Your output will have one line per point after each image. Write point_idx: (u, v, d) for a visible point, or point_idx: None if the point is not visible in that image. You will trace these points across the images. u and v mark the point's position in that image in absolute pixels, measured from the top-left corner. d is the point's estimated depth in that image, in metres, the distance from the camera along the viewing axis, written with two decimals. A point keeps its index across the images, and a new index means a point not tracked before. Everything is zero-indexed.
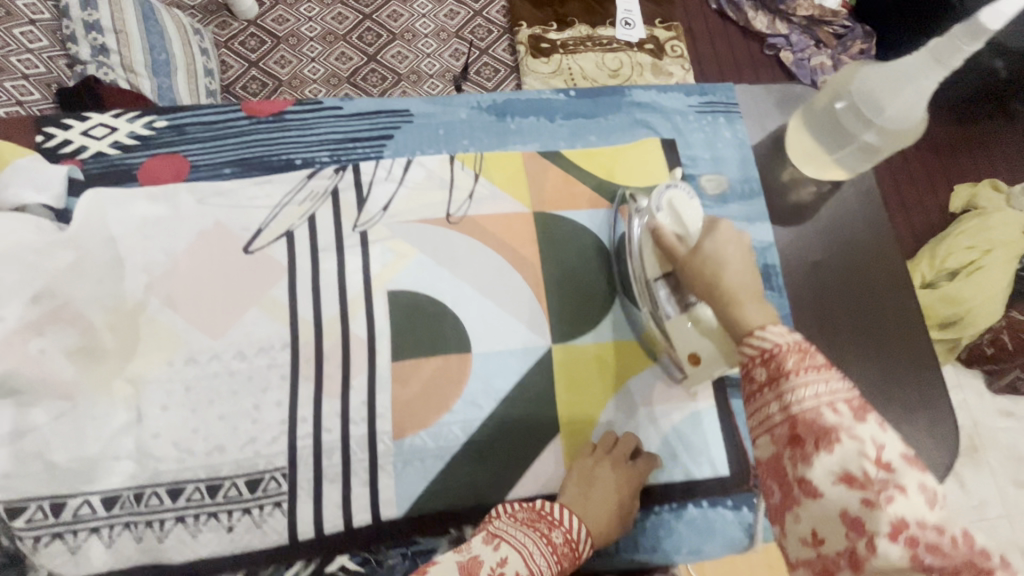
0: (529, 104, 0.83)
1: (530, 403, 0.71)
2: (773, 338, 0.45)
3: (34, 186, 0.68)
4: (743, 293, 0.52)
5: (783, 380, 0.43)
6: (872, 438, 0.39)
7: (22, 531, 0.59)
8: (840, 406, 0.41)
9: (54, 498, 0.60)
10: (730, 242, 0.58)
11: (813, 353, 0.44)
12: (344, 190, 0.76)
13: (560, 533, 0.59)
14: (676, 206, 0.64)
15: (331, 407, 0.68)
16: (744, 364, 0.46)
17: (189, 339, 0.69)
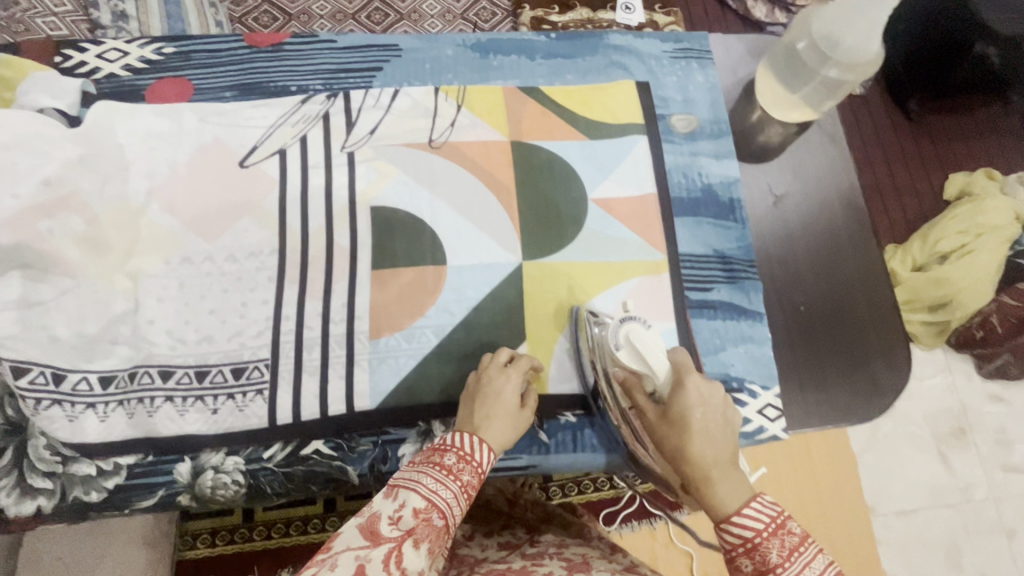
0: (512, 44, 0.88)
1: (500, 314, 0.76)
2: (754, 527, 0.50)
3: (52, 95, 0.74)
4: (716, 469, 0.54)
5: (772, 573, 0.48)
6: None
7: (25, 392, 0.64)
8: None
9: (57, 368, 0.65)
10: (705, 409, 0.56)
11: (790, 537, 0.49)
12: (334, 114, 0.81)
13: (455, 457, 0.59)
14: (635, 346, 0.61)
15: (313, 308, 0.74)
16: (729, 551, 0.51)
17: (185, 241, 0.74)
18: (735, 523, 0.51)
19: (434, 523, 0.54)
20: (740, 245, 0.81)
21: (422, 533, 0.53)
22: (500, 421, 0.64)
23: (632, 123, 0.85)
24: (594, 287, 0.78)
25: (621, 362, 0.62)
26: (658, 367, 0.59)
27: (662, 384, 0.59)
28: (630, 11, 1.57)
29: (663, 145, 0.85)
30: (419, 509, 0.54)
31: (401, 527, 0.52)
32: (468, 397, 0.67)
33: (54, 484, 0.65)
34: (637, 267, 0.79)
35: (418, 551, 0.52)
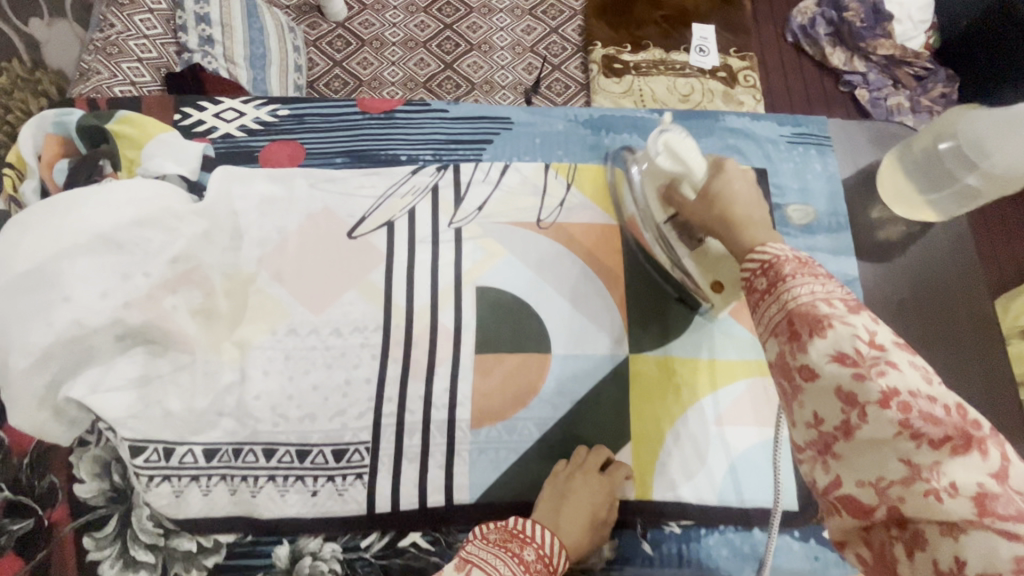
0: (623, 120, 0.86)
1: (603, 410, 0.73)
2: (771, 253, 0.50)
3: (175, 161, 0.75)
4: (752, 221, 0.57)
5: (781, 285, 0.48)
6: (863, 324, 0.43)
7: (140, 468, 0.65)
8: (835, 302, 0.46)
9: (167, 443, 0.65)
10: (735, 178, 0.62)
11: (813, 268, 0.48)
12: (443, 188, 0.80)
13: (533, 552, 0.59)
14: (672, 148, 0.66)
15: (416, 390, 0.72)
16: (748, 278, 0.51)
17: (293, 312, 0.74)
18: (758, 253, 0.52)
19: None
20: None
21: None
22: (578, 524, 0.65)
23: None
24: (703, 386, 0.75)
25: (661, 169, 0.67)
26: (697, 161, 0.65)
27: (700, 177, 0.64)
28: (705, 53, 1.52)
29: (778, 236, 0.81)
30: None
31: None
32: (553, 488, 0.67)
33: (156, 557, 0.65)
34: (745, 369, 0.76)
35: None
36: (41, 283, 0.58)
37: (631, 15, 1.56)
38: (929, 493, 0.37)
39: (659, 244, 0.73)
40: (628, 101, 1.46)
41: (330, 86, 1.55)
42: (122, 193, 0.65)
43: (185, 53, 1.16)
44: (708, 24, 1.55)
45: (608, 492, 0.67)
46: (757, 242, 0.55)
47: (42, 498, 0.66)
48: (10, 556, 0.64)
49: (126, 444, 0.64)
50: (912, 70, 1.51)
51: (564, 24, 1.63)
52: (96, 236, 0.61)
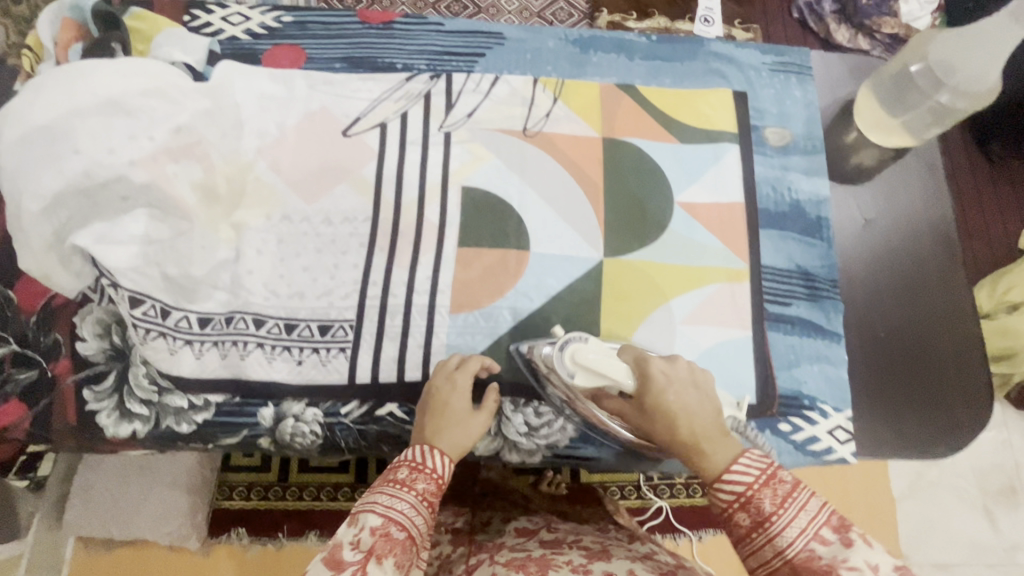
0: (612, 42, 0.89)
1: (576, 306, 0.77)
2: (744, 479, 0.48)
3: (182, 50, 0.79)
4: (706, 437, 0.53)
5: (768, 524, 0.46)
6: (866, 561, 0.42)
7: (137, 321, 0.69)
8: (825, 532, 0.44)
9: (166, 303, 0.70)
10: (679, 386, 0.57)
11: (783, 486, 0.47)
12: (435, 94, 0.84)
13: (408, 469, 0.57)
14: (585, 365, 0.62)
15: (400, 276, 0.76)
16: (724, 511, 0.48)
17: (287, 201, 0.78)
18: (726, 480, 0.49)
19: (396, 536, 0.52)
20: (824, 264, 0.80)
21: (384, 549, 0.50)
22: (453, 430, 0.63)
23: (725, 131, 0.85)
24: (674, 288, 0.78)
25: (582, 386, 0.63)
26: (620, 374, 0.60)
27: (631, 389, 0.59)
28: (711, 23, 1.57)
29: (754, 156, 0.84)
30: (378, 527, 0.51)
31: (364, 548, 0.50)
32: (421, 410, 0.67)
33: (149, 411, 0.70)
34: (711, 275, 0.78)
35: (386, 565, 0.50)
36: (54, 137, 0.62)
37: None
38: None
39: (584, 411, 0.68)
40: None
41: None
42: (130, 69, 0.69)
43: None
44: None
45: (464, 389, 0.67)
46: (715, 471, 0.50)
47: (47, 353, 0.71)
48: (15, 402, 0.69)
49: (127, 294, 0.68)
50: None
51: None
52: (107, 100, 0.65)
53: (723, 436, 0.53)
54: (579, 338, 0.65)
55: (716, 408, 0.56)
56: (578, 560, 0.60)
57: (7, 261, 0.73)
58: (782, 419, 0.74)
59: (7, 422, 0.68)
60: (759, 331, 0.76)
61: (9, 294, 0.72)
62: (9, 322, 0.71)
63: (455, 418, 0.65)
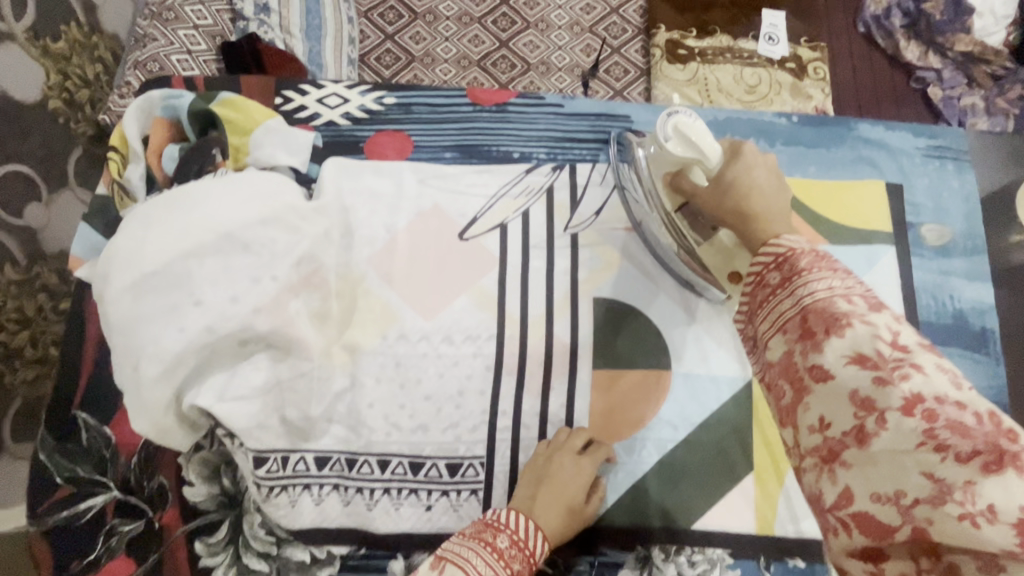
0: (750, 123, 0.80)
1: (726, 435, 0.70)
2: (788, 245, 0.50)
3: (287, 151, 0.70)
4: (772, 212, 0.55)
5: (795, 279, 0.48)
6: (886, 324, 0.42)
7: (262, 479, 0.63)
8: (853, 297, 0.45)
9: (287, 451, 0.64)
10: (755, 166, 0.58)
11: (830, 262, 0.48)
12: (559, 189, 0.76)
13: (509, 540, 0.57)
14: (682, 134, 0.63)
15: (531, 405, 0.69)
16: (757, 272, 0.51)
17: (403, 317, 0.70)
18: (772, 244, 0.51)
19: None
20: (991, 383, 0.73)
21: None
22: (550, 501, 0.62)
23: (880, 230, 0.76)
24: None
25: (670, 156, 0.64)
26: (709, 147, 0.61)
27: (713, 161, 0.60)
28: (774, 43, 1.31)
29: (912, 258, 0.76)
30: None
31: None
32: (533, 476, 0.64)
33: (269, 567, 0.63)
34: None
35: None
36: (170, 283, 0.55)
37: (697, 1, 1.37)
38: (962, 516, 0.36)
39: (671, 232, 0.69)
40: (693, 92, 1.29)
41: (382, 61, 1.41)
42: (242, 190, 0.60)
43: (239, 22, 1.10)
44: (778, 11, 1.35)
45: (586, 475, 0.65)
46: (772, 234, 0.54)
47: (153, 501, 0.64)
48: (122, 558, 0.62)
49: (251, 454, 0.62)
50: (989, 68, 1.30)
51: (624, 3, 1.46)
52: (222, 234, 0.57)
53: (783, 217, 0.56)
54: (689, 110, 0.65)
55: (784, 185, 0.58)
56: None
57: (100, 394, 0.66)
58: None
59: None
60: None
61: (105, 432, 0.65)
62: (109, 465, 0.65)
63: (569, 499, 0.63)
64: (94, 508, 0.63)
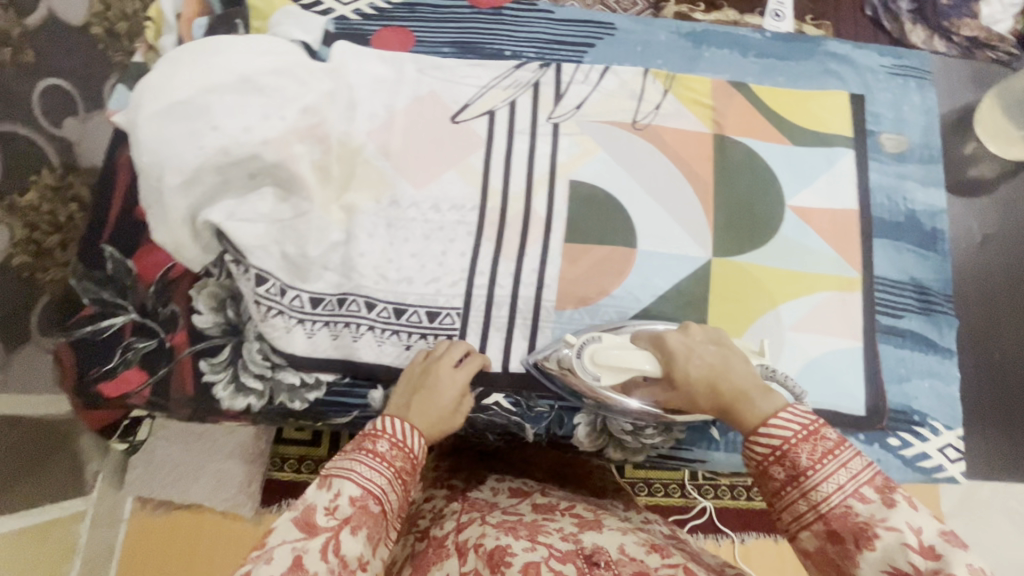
0: (726, 37, 0.87)
1: (684, 306, 0.76)
2: (781, 434, 0.47)
3: (302, 30, 0.79)
4: (750, 387, 0.53)
5: (803, 477, 0.46)
6: (906, 523, 0.41)
7: (261, 298, 0.71)
8: (865, 491, 0.44)
9: (285, 282, 0.71)
10: (699, 347, 0.58)
11: (825, 443, 0.46)
12: (544, 84, 0.83)
13: (388, 443, 0.55)
14: (605, 362, 0.61)
15: (507, 267, 0.76)
16: (758, 464, 0.48)
17: (396, 185, 0.78)
18: (763, 434, 0.48)
19: (372, 510, 0.51)
20: (938, 277, 0.78)
21: (360, 520, 0.50)
22: (426, 404, 0.61)
23: (840, 135, 0.82)
24: (784, 293, 0.77)
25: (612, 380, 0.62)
26: (640, 361, 0.59)
27: (657, 365, 0.59)
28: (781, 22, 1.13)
29: (869, 163, 0.82)
30: (355, 498, 0.50)
31: (338, 517, 0.49)
32: (407, 387, 0.64)
33: (263, 386, 0.71)
34: (819, 284, 0.77)
35: (359, 537, 0.49)
36: (194, 112, 0.64)
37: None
38: None
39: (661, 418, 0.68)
40: None
41: None
42: (261, 47, 0.69)
43: None
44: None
45: (460, 383, 0.65)
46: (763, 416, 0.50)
47: (166, 324, 0.73)
48: (136, 370, 0.71)
49: (253, 272, 0.70)
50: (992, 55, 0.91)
51: None
52: (241, 78, 0.66)
53: (762, 388, 0.53)
54: (595, 338, 0.65)
55: (730, 352, 0.57)
56: (570, 529, 0.56)
57: (127, 232, 0.75)
58: (894, 434, 0.73)
59: (129, 388, 0.70)
60: (870, 343, 0.75)
61: (128, 264, 0.74)
62: (129, 291, 0.73)
63: (444, 404, 0.62)
64: (114, 326, 0.72)
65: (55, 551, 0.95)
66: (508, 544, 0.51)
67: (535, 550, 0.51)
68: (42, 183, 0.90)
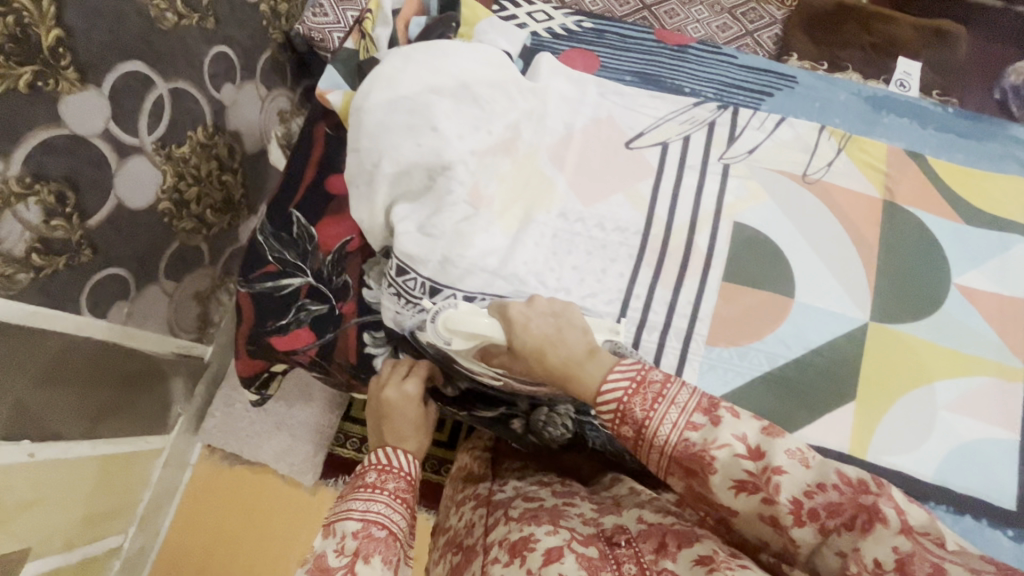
0: (905, 106, 0.88)
1: (836, 364, 0.76)
2: (616, 395, 0.52)
3: (506, 40, 0.83)
4: (576, 356, 0.57)
5: (645, 428, 0.51)
6: (731, 437, 0.49)
7: (410, 295, 0.72)
8: (695, 418, 0.51)
9: (435, 282, 0.71)
10: (536, 315, 0.61)
11: (653, 387, 0.52)
12: (720, 124, 0.85)
13: (376, 472, 0.61)
14: (458, 331, 0.65)
15: (663, 295, 0.78)
16: (613, 429, 0.54)
17: (567, 200, 0.81)
18: (603, 401, 0.53)
19: (378, 535, 0.55)
20: None
21: (370, 548, 0.53)
22: (394, 424, 0.68)
23: (1016, 222, 0.81)
24: (941, 371, 0.75)
25: (467, 346, 0.67)
26: (481, 329, 0.64)
27: (499, 335, 0.63)
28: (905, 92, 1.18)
29: None
30: (359, 531, 0.54)
31: (349, 554, 0.53)
32: (374, 417, 0.70)
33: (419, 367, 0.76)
34: (982, 368, 0.75)
35: (374, 563, 0.53)
36: (414, 107, 0.68)
37: (838, 35, 1.24)
38: None
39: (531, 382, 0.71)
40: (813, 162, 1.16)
41: None
42: (480, 56, 0.73)
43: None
44: (915, 60, 1.21)
45: (416, 394, 0.70)
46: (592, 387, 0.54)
47: (337, 292, 0.77)
48: (306, 329, 0.76)
49: (396, 263, 0.72)
50: None
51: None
52: (461, 83, 0.70)
53: (591, 355, 0.56)
54: (450, 304, 0.68)
55: (567, 320, 0.61)
56: (590, 514, 0.63)
57: (314, 202, 0.80)
58: None
59: (297, 345, 0.76)
60: None
61: (311, 231, 0.79)
62: (309, 256, 0.78)
63: (410, 420, 0.68)
64: (292, 286, 0.77)
65: (127, 479, 1.10)
66: (531, 533, 0.56)
67: (558, 533, 0.55)
68: (195, 139, 1.01)
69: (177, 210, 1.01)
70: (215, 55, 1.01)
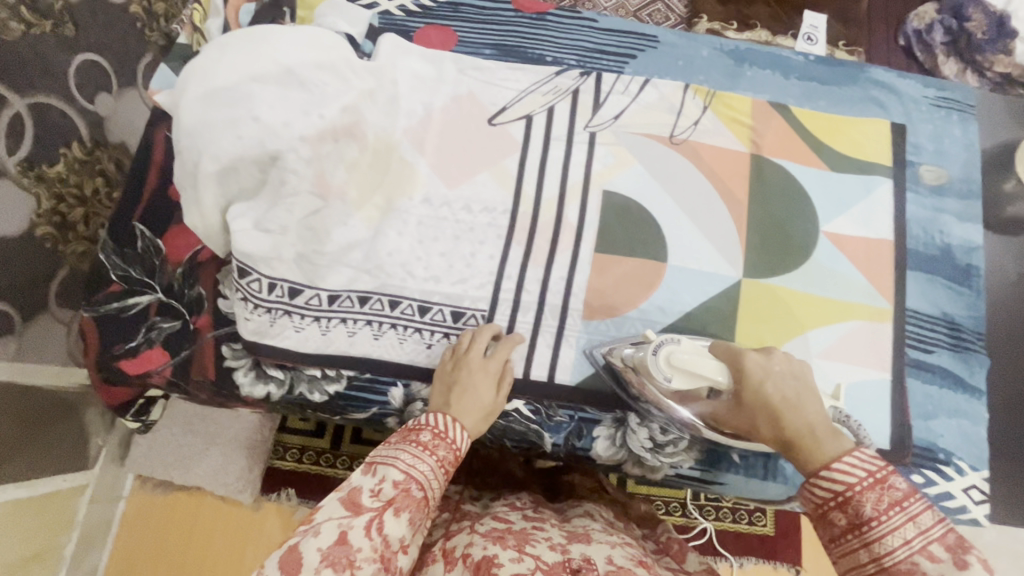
0: (769, 57, 0.87)
1: (711, 324, 0.75)
2: (847, 480, 0.48)
3: (347, 22, 0.81)
4: (818, 426, 0.53)
5: (866, 528, 0.46)
6: None
7: (268, 300, 0.71)
8: (935, 549, 0.43)
9: (294, 284, 0.71)
10: (781, 372, 0.59)
11: (893, 493, 0.46)
12: (584, 92, 0.83)
13: (430, 434, 0.56)
14: (681, 366, 0.62)
15: (535, 273, 0.76)
16: (818, 505, 0.49)
17: (429, 183, 0.77)
18: (826, 477, 0.49)
19: (415, 494, 0.52)
20: (970, 314, 0.77)
21: (403, 503, 0.51)
22: (468, 402, 0.61)
23: (878, 163, 0.81)
24: (813, 319, 0.75)
25: (675, 385, 0.64)
26: (713, 371, 0.61)
27: (723, 378, 0.61)
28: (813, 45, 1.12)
29: (907, 192, 0.81)
30: (399, 482, 0.52)
31: (383, 499, 0.51)
32: (443, 382, 0.65)
33: (285, 375, 0.72)
34: (850, 312, 0.76)
35: (401, 520, 0.51)
36: (234, 99, 0.63)
37: None
38: None
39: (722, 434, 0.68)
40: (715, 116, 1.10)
41: None
42: (307, 39, 0.69)
43: None
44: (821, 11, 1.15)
45: (494, 371, 0.66)
46: (824, 461, 0.50)
47: (190, 306, 0.73)
48: (158, 349, 0.71)
49: (237, 264, 0.69)
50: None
51: None
52: (285, 69, 0.66)
53: (830, 427, 0.54)
54: (670, 339, 0.66)
55: (802, 383, 0.58)
56: (558, 539, 0.59)
57: (158, 212, 0.75)
58: (918, 470, 0.71)
59: (150, 368, 0.71)
60: (899, 375, 0.74)
61: (158, 243, 0.74)
62: (157, 271, 0.73)
63: (483, 402, 0.62)
64: (140, 304, 0.73)
65: (49, 521, 0.95)
66: (496, 555, 0.53)
67: (523, 561, 0.52)
68: (71, 156, 0.88)
69: (61, 233, 0.88)
70: (84, 63, 0.89)
